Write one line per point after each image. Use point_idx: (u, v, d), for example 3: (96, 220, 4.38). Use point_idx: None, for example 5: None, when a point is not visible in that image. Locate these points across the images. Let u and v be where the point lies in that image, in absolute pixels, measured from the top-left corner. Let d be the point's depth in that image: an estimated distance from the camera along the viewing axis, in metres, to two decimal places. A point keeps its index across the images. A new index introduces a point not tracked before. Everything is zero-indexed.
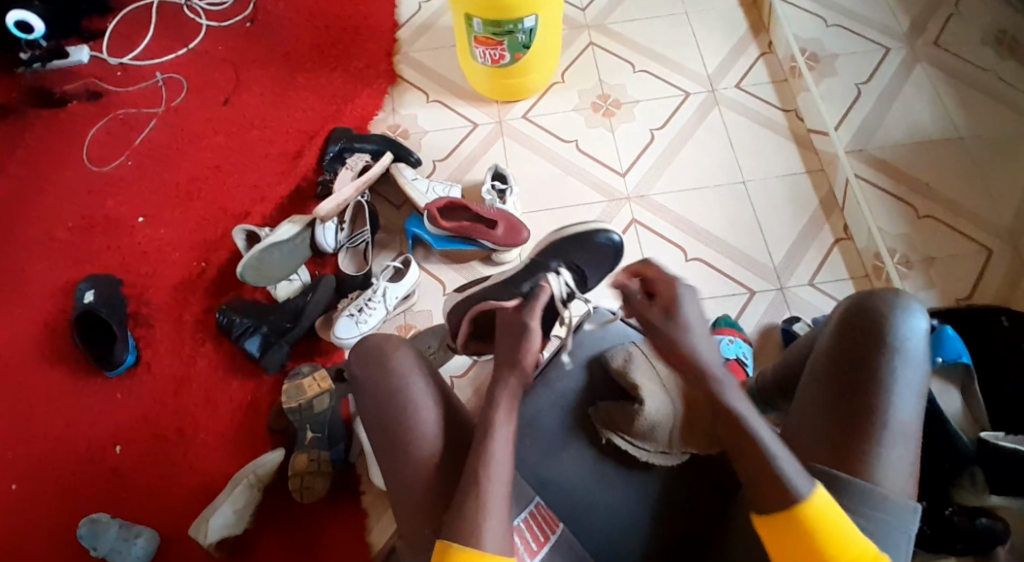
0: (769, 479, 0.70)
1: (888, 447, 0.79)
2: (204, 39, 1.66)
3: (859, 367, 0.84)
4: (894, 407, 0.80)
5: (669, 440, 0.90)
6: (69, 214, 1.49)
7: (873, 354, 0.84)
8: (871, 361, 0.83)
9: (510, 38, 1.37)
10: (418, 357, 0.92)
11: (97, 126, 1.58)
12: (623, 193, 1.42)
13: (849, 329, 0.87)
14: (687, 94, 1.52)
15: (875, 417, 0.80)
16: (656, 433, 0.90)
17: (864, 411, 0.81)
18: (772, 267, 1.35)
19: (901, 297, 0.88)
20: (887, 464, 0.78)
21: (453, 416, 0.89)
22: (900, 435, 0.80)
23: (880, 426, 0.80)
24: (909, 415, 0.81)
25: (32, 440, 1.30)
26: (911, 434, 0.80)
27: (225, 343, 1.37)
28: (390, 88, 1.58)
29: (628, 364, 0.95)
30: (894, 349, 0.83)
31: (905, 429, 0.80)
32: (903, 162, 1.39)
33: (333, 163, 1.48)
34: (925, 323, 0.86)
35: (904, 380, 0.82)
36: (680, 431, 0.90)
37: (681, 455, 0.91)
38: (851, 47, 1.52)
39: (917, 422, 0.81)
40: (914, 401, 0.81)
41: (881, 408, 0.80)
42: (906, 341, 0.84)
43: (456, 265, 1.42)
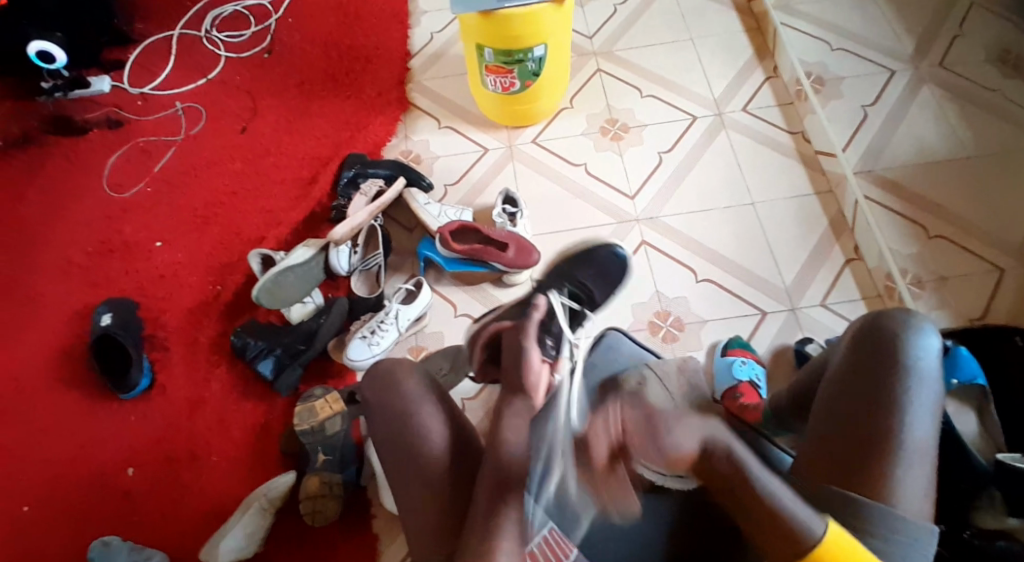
0: (775, 526, 0.71)
1: (904, 466, 0.78)
2: (221, 70, 1.71)
3: (872, 385, 0.84)
4: (910, 426, 0.80)
5: (688, 465, 0.87)
6: (87, 239, 1.52)
7: (887, 372, 0.84)
8: (886, 379, 0.83)
9: (519, 66, 1.40)
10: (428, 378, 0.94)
11: (116, 153, 1.62)
12: (632, 214, 1.44)
13: (863, 349, 0.87)
14: (695, 117, 1.54)
15: (890, 435, 0.80)
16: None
17: (879, 429, 0.81)
18: (783, 287, 1.35)
19: (913, 317, 0.88)
20: (903, 482, 0.78)
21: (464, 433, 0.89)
22: (915, 454, 0.79)
23: (895, 446, 0.79)
24: (925, 434, 0.80)
25: (47, 462, 1.31)
26: (927, 453, 0.80)
27: (239, 365, 1.38)
28: (402, 115, 1.62)
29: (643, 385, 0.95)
30: (907, 367, 0.83)
31: (920, 447, 0.79)
32: (912, 183, 1.40)
33: (347, 188, 1.50)
34: (938, 342, 0.86)
35: (918, 398, 0.82)
36: None
37: (699, 481, 0.87)
38: (856, 70, 1.54)
39: (933, 440, 0.80)
40: (929, 420, 0.81)
41: (895, 426, 0.80)
42: (920, 359, 0.84)
43: (467, 287, 1.43)
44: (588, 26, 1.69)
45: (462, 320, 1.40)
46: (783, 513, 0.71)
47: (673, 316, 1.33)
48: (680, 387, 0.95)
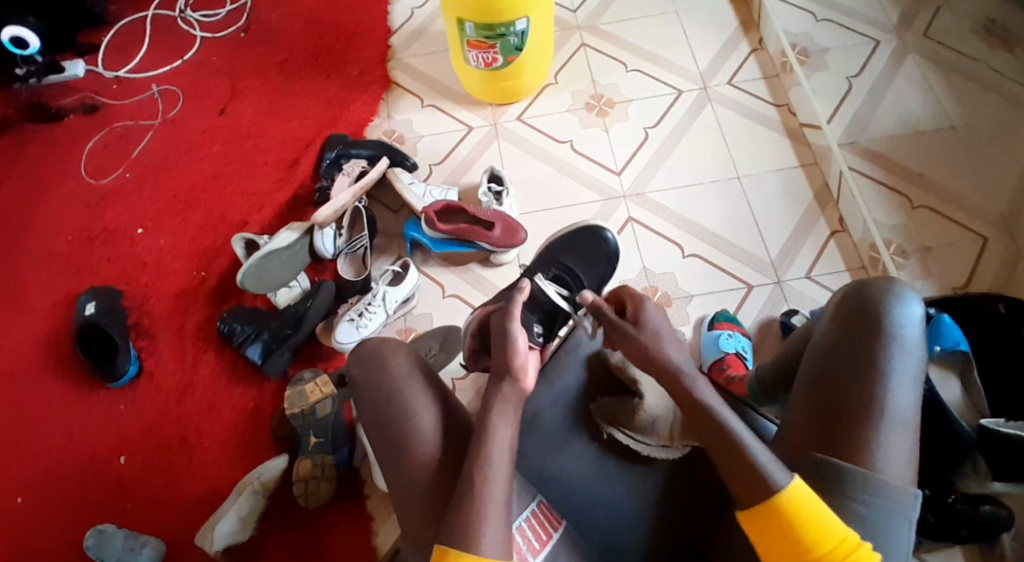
0: (743, 477, 0.72)
1: (886, 435, 0.79)
2: (198, 51, 1.67)
3: (855, 355, 0.84)
4: (892, 394, 0.81)
5: (670, 434, 0.91)
6: (68, 227, 1.50)
7: (870, 341, 0.84)
8: (868, 348, 0.84)
9: (502, 41, 1.38)
10: (417, 358, 0.94)
11: (94, 139, 1.58)
12: (618, 191, 1.43)
13: (846, 318, 0.88)
14: (680, 91, 1.53)
15: (873, 404, 0.81)
16: (658, 426, 0.90)
17: (862, 398, 0.81)
18: (769, 261, 1.35)
19: (896, 285, 0.88)
20: (886, 451, 0.79)
21: (454, 416, 0.89)
22: (897, 422, 0.80)
23: (878, 413, 0.80)
24: (908, 401, 0.81)
25: (37, 454, 1.30)
26: (910, 421, 0.81)
27: (227, 351, 1.38)
28: (384, 94, 1.59)
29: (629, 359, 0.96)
30: (890, 336, 0.84)
31: (903, 415, 0.80)
32: (897, 154, 1.40)
33: (329, 169, 1.48)
34: (921, 310, 0.87)
35: (900, 367, 0.83)
36: (680, 426, 0.91)
37: (682, 448, 0.91)
38: (841, 41, 1.53)
39: (915, 408, 0.81)
40: (911, 388, 0.82)
41: (878, 395, 0.81)
42: (902, 328, 0.85)
43: (454, 267, 1.42)
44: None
45: (450, 301, 1.39)
46: (757, 466, 0.71)
47: (660, 292, 1.34)
48: None
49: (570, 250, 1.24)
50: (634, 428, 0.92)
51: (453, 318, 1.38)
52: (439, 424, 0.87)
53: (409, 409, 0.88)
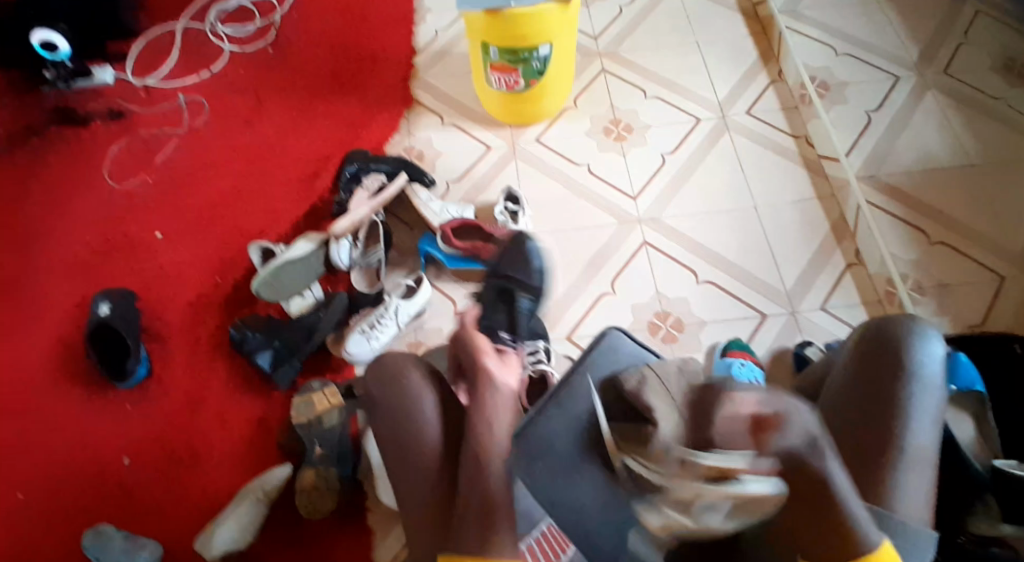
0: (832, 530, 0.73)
1: (904, 474, 0.79)
2: (226, 63, 1.71)
3: (875, 393, 0.83)
4: (910, 433, 0.80)
5: None
6: (89, 230, 1.52)
7: (890, 380, 0.83)
8: (889, 387, 0.83)
9: (524, 65, 1.40)
10: (432, 376, 0.94)
11: (119, 145, 1.61)
12: (634, 216, 1.44)
13: (868, 356, 0.86)
14: (698, 120, 1.54)
15: (890, 441, 0.80)
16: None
17: (880, 438, 0.81)
18: (783, 291, 1.35)
19: (918, 322, 0.86)
20: (902, 489, 0.78)
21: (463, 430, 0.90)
22: (916, 460, 0.79)
23: (896, 453, 0.79)
24: (926, 440, 0.80)
25: (42, 452, 1.30)
26: (927, 459, 0.80)
27: (236, 359, 1.38)
28: (405, 112, 1.61)
29: (642, 384, 0.85)
30: (911, 376, 0.83)
31: (920, 453, 0.80)
32: (915, 190, 1.40)
33: (349, 183, 1.50)
34: (943, 348, 0.84)
35: (919, 406, 0.81)
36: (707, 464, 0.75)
37: (715, 492, 0.78)
38: (860, 76, 1.54)
39: (933, 446, 0.80)
40: (931, 427, 0.81)
41: (897, 435, 0.80)
42: (923, 367, 0.83)
43: (468, 284, 1.42)
44: (594, 27, 1.69)
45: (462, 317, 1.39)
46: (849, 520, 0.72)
47: (673, 317, 1.33)
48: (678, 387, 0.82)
49: (510, 262, 1.31)
50: (644, 459, 0.83)
51: None
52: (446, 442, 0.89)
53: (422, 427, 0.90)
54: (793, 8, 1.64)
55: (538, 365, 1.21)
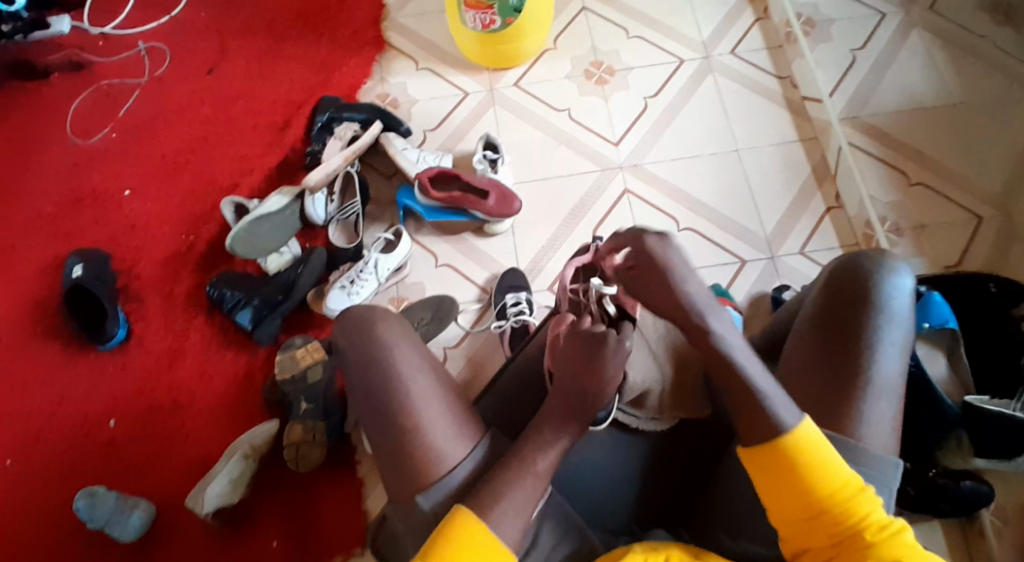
0: (749, 416, 0.72)
1: (871, 403, 0.80)
2: (187, 7, 1.62)
3: (845, 324, 0.84)
4: (878, 362, 0.82)
5: (659, 407, 0.93)
6: (54, 188, 1.46)
7: (860, 311, 0.84)
8: (859, 317, 0.84)
9: (500, 1, 1.34)
10: (405, 326, 0.93)
11: (79, 97, 1.54)
12: (616, 162, 1.41)
13: (840, 287, 0.87)
14: (682, 60, 1.49)
15: (860, 370, 0.82)
16: (647, 399, 0.92)
17: (849, 366, 0.82)
18: (764, 236, 1.35)
19: (888, 257, 0.88)
20: (869, 417, 0.80)
21: (441, 377, 0.89)
22: (883, 390, 0.81)
23: (865, 383, 0.81)
24: (893, 371, 0.82)
25: (27, 417, 1.30)
26: (894, 391, 0.82)
27: (217, 316, 1.37)
28: (378, 56, 1.55)
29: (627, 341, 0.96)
30: (880, 307, 0.84)
31: (888, 384, 0.82)
32: (898, 130, 1.38)
33: (322, 133, 1.45)
34: (912, 283, 0.87)
35: (888, 338, 0.83)
36: (668, 398, 0.93)
37: (671, 421, 0.93)
38: (847, 13, 1.50)
39: (900, 376, 0.82)
40: (897, 356, 0.83)
41: (866, 365, 0.82)
42: (892, 299, 0.85)
43: (448, 237, 1.41)
44: None
45: (443, 271, 1.38)
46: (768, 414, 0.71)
47: None
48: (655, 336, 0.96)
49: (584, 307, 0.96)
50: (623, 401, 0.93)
51: (446, 288, 1.37)
52: (433, 398, 0.86)
53: (400, 372, 0.87)
54: None
55: (520, 316, 1.28)
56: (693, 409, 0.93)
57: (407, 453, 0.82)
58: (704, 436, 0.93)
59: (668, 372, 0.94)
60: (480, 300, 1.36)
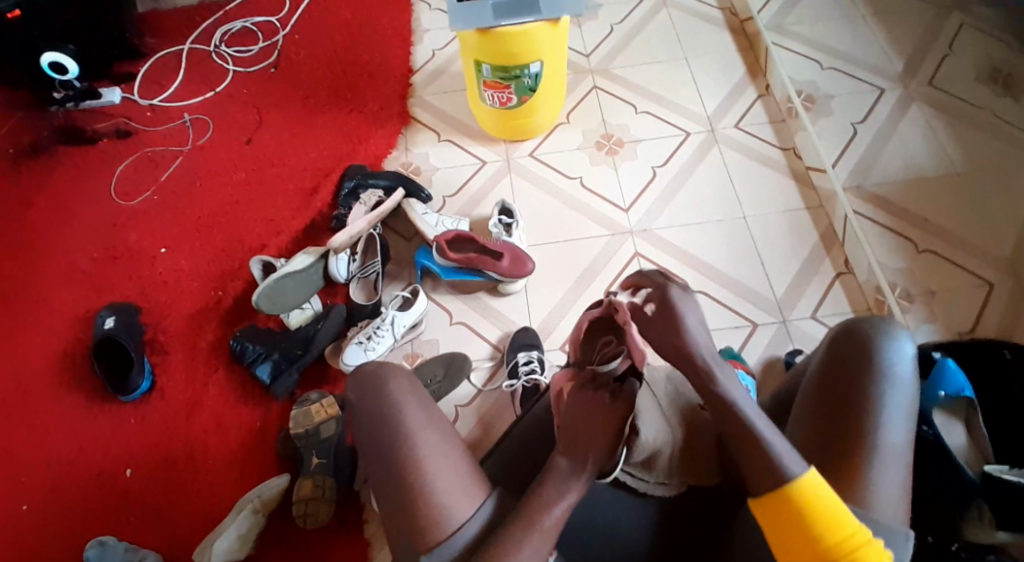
0: (753, 459, 0.72)
1: (878, 467, 0.79)
2: (230, 83, 1.76)
3: (847, 388, 0.84)
4: (883, 426, 0.81)
5: (668, 470, 0.90)
6: (94, 245, 1.56)
7: (861, 376, 0.84)
8: (860, 383, 0.84)
9: (516, 81, 1.44)
10: (414, 382, 0.93)
11: (126, 163, 1.66)
12: (626, 227, 1.47)
13: (841, 352, 0.88)
14: (688, 133, 1.57)
15: (865, 435, 0.81)
16: (656, 461, 0.89)
17: (853, 432, 0.81)
18: (774, 300, 1.37)
19: (889, 323, 0.88)
20: (877, 483, 0.78)
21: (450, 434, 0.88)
22: (889, 454, 0.80)
23: (870, 446, 0.80)
24: (899, 434, 0.81)
25: (46, 463, 1.33)
26: (902, 455, 0.80)
27: (237, 370, 1.40)
28: (403, 129, 1.65)
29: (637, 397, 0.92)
30: (881, 372, 0.84)
31: (895, 449, 0.80)
32: (901, 199, 1.42)
33: (347, 198, 1.53)
34: (913, 348, 0.87)
35: (892, 402, 0.83)
36: (678, 460, 0.90)
37: (679, 485, 0.91)
38: (847, 88, 1.57)
39: (907, 441, 0.81)
40: (903, 421, 0.82)
41: (870, 427, 0.81)
42: (893, 365, 0.85)
43: (463, 296, 1.45)
44: (584, 44, 1.73)
45: (458, 328, 1.42)
46: (773, 460, 0.70)
47: None
48: (665, 395, 0.93)
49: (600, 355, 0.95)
50: (630, 464, 0.90)
51: (460, 345, 1.40)
52: (440, 450, 0.86)
53: (409, 426, 0.87)
54: (779, 23, 1.67)
55: (532, 375, 1.31)
56: (704, 474, 0.91)
57: (410, 501, 0.82)
58: (710, 502, 0.92)
59: (678, 434, 0.90)
60: (492, 358, 1.38)
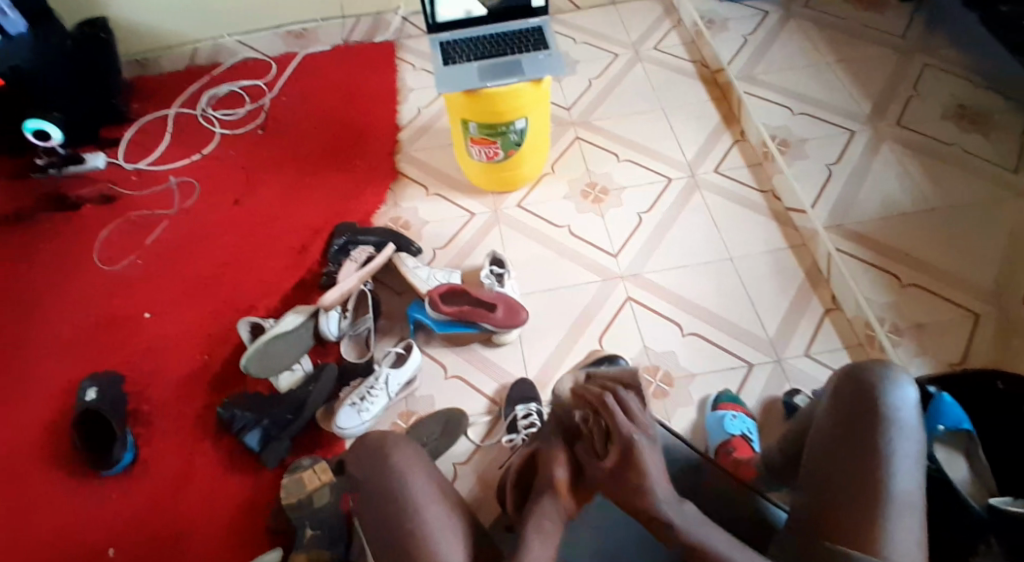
0: None
1: (895, 520, 0.78)
2: (217, 145, 1.77)
3: (856, 436, 0.84)
4: (896, 477, 0.80)
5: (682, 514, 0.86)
6: (77, 312, 1.52)
7: (869, 422, 0.84)
8: (869, 429, 0.84)
9: (502, 137, 1.48)
10: (420, 454, 0.92)
11: (109, 227, 1.64)
12: (616, 272, 1.48)
13: (844, 405, 0.88)
14: (670, 179, 1.61)
15: (878, 487, 0.80)
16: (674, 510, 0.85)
17: (866, 480, 0.81)
18: (767, 339, 1.38)
19: (891, 369, 0.89)
20: (893, 532, 0.77)
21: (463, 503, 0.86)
22: (905, 505, 0.79)
23: (885, 499, 0.79)
24: (912, 484, 0.80)
25: (22, 545, 1.25)
26: (916, 504, 0.79)
27: (226, 437, 1.36)
28: (391, 184, 1.66)
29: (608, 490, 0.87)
30: (888, 417, 0.84)
31: (908, 498, 0.79)
32: (882, 235, 1.46)
33: (337, 255, 1.52)
34: (916, 393, 0.87)
35: (901, 450, 0.82)
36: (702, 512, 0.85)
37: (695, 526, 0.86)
38: (821, 132, 1.63)
39: (919, 490, 0.80)
40: (913, 469, 0.81)
41: (884, 480, 0.80)
42: (899, 410, 0.85)
43: (456, 348, 1.44)
44: (565, 98, 1.78)
45: (452, 382, 1.39)
46: None
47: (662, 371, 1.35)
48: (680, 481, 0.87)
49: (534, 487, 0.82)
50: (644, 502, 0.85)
51: (455, 400, 1.37)
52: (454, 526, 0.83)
53: (417, 499, 0.85)
54: (750, 73, 1.75)
55: (532, 429, 1.27)
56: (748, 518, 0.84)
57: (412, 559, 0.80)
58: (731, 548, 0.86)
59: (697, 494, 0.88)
60: (489, 412, 1.35)
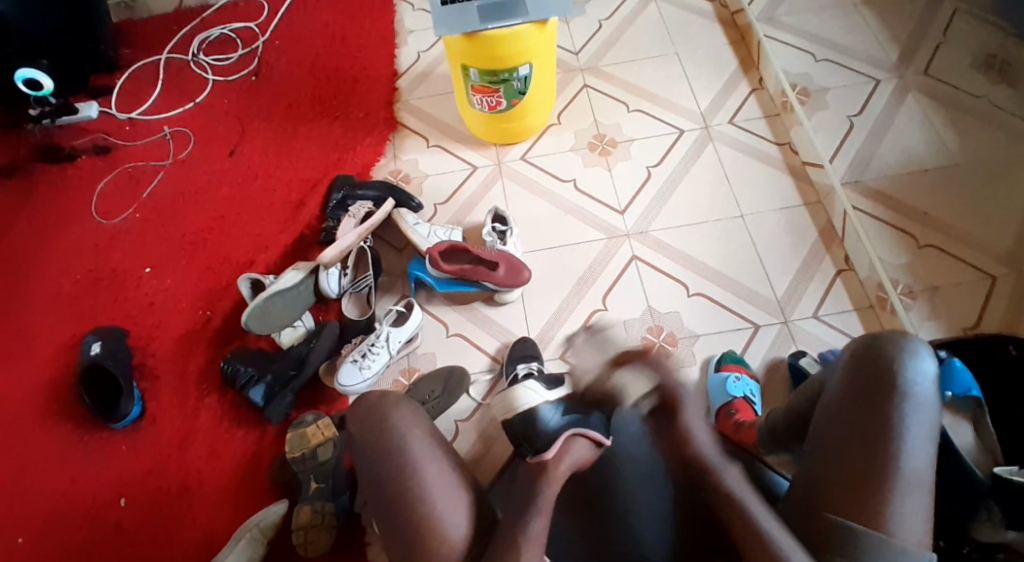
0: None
1: (900, 498, 0.72)
2: (210, 93, 1.71)
3: (866, 412, 0.77)
4: (904, 455, 0.74)
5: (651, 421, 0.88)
6: (76, 267, 1.51)
7: (880, 397, 0.77)
8: (882, 403, 0.77)
9: (505, 85, 1.41)
10: (418, 412, 0.89)
11: (106, 179, 1.61)
12: (622, 230, 1.44)
13: (857, 376, 0.80)
14: (681, 131, 1.55)
15: (884, 466, 0.74)
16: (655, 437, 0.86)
17: (871, 458, 0.75)
18: (775, 300, 1.34)
19: (910, 340, 0.81)
20: (899, 515, 0.72)
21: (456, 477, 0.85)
22: (910, 485, 0.73)
23: (891, 477, 0.73)
24: (921, 464, 0.74)
25: (33, 498, 1.28)
26: (923, 483, 0.73)
27: (229, 394, 1.36)
28: (390, 134, 1.61)
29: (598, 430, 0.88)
30: (902, 394, 0.77)
31: (916, 477, 0.73)
32: (898, 191, 1.39)
33: (335, 210, 1.48)
34: (935, 366, 0.79)
35: (911, 427, 0.75)
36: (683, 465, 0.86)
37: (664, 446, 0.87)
38: (842, 80, 1.55)
39: (930, 469, 0.74)
40: (923, 447, 0.75)
41: (892, 458, 0.74)
42: (916, 386, 0.77)
43: (458, 305, 1.42)
44: (573, 42, 1.69)
45: (454, 340, 1.38)
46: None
47: (666, 331, 1.33)
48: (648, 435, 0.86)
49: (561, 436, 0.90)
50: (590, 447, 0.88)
51: (456, 358, 1.36)
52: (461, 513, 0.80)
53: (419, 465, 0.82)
54: (770, 16, 1.65)
55: None
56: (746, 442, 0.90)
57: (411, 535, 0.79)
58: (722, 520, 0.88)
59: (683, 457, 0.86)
60: (491, 371, 1.34)
